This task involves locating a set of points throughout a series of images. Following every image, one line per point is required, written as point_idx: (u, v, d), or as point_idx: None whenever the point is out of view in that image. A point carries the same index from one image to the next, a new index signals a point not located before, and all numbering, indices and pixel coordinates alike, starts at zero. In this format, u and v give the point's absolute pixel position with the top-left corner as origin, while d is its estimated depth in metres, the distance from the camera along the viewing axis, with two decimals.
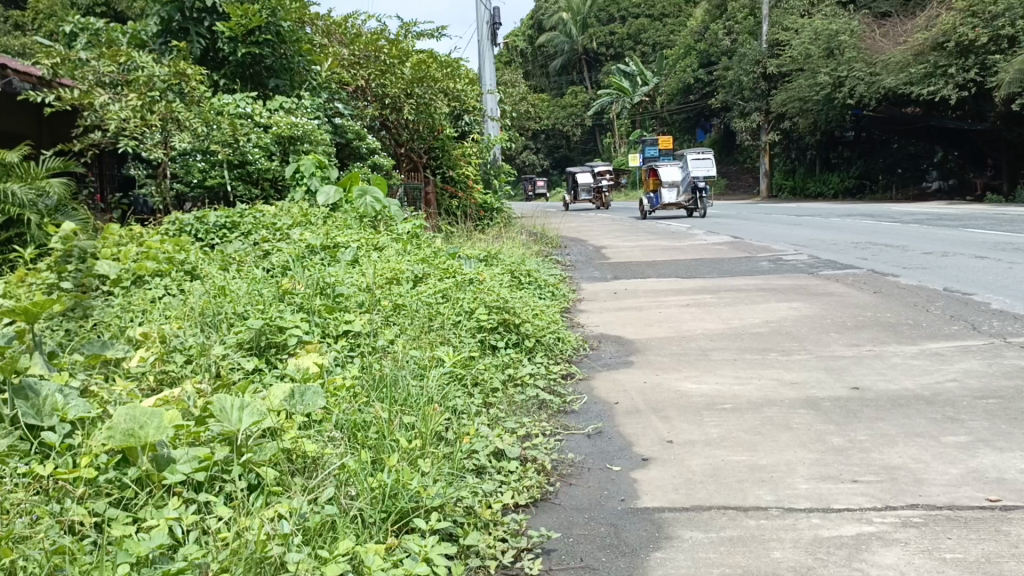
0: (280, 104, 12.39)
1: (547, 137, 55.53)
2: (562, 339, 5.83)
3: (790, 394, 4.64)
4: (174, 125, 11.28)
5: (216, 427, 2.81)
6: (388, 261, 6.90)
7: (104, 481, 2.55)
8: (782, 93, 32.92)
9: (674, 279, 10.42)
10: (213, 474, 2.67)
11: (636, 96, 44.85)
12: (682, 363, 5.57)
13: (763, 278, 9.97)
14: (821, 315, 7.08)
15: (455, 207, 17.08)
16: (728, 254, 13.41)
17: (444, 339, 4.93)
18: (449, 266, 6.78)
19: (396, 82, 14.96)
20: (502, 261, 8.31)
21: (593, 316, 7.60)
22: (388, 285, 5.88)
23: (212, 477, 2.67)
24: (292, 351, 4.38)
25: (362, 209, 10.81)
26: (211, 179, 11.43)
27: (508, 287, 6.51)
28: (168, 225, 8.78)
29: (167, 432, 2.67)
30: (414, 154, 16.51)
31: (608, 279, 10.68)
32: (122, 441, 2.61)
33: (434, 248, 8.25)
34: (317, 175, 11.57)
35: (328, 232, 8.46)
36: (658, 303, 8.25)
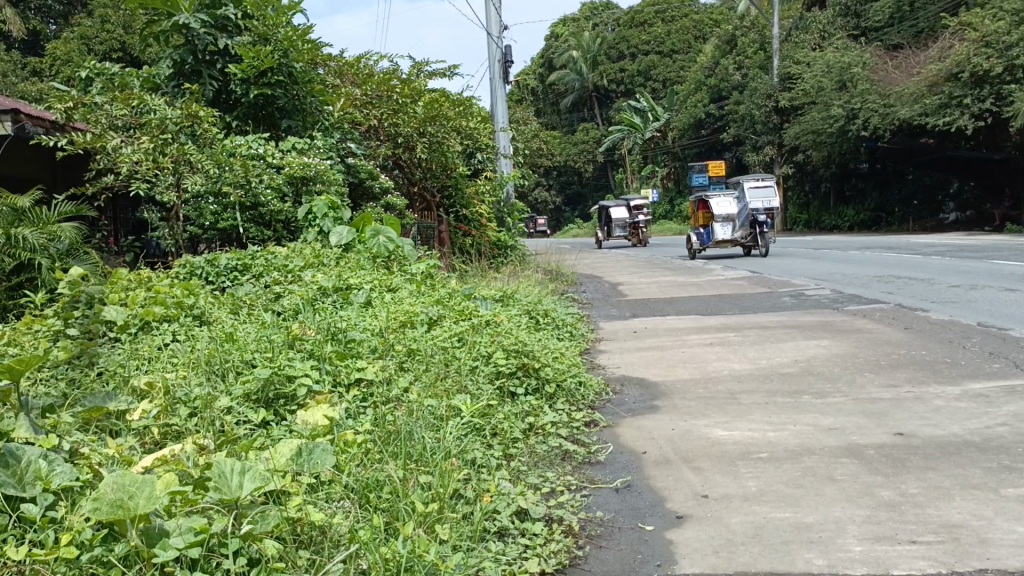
0: (292, 144, 12.34)
1: (559, 173, 55.65)
2: (583, 383, 5.57)
3: (830, 441, 4.36)
4: (186, 168, 11.27)
5: (213, 495, 2.55)
6: (401, 304, 6.70)
7: (87, 561, 2.33)
8: (794, 126, 32.82)
9: (694, 317, 10.16)
10: (208, 549, 2.41)
11: (648, 131, 44.96)
12: (710, 407, 5.29)
13: (787, 315, 9.69)
14: (853, 353, 6.79)
15: (469, 245, 16.92)
16: (748, 290, 13.13)
17: (462, 387, 4.69)
18: (465, 307, 6.56)
19: (408, 121, 14.94)
20: (518, 301, 8.09)
21: (614, 357, 7.33)
22: (402, 329, 5.66)
23: (208, 551, 2.41)
24: (301, 402, 4.15)
25: (375, 249, 10.66)
26: (223, 221, 11.31)
27: (525, 329, 6.28)
28: (179, 268, 8.63)
29: (160, 501, 2.43)
30: (427, 193, 16.43)
31: (626, 317, 10.44)
32: (109, 513, 2.37)
33: (449, 288, 8.06)
34: (330, 215, 11.45)
35: (339, 273, 8.28)
36: (680, 343, 7.98)
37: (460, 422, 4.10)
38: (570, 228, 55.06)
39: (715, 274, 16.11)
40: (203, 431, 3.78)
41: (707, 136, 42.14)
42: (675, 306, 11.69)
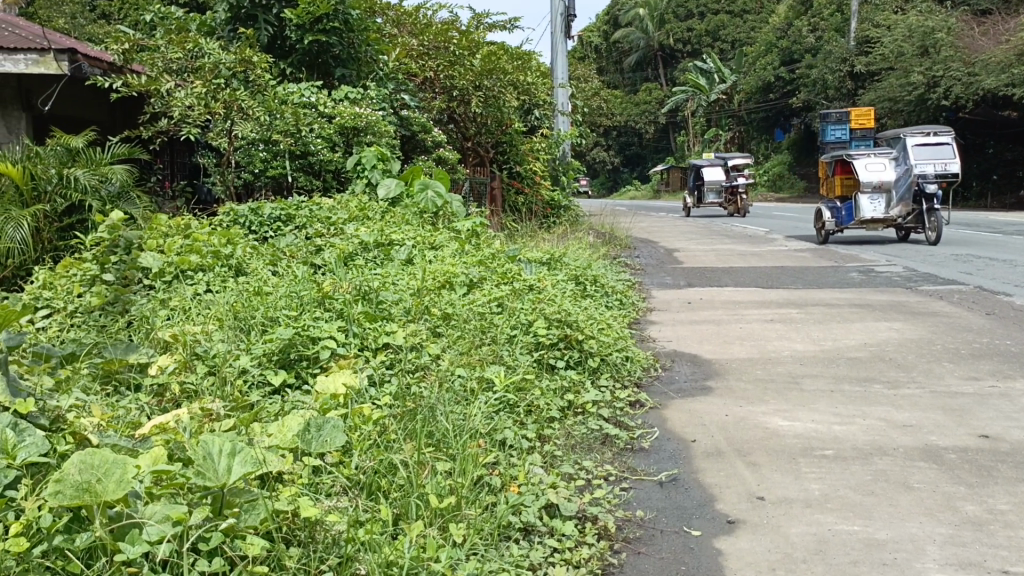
0: (346, 94, 12.01)
1: (619, 134, 54.41)
2: (631, 358, 5.18)
3: (904, 441, 3.90)
4: (238, 114, 11.04)
5: (195, 479, 2.31)
6: (442, 263, 6.37)
7: (42, 553, 2.13)
8: (870, 93, 31.26)
9: (753, 290, 9.62)
10: (183, 545, 2.22)
11: (713, 94, 43.52)
12: (769, 393, 4.85)
13: (855, 292, 9.08)
14: (928, 339, 6.23)
15: (522, 203, 16.46)
16: (812, 262, 12.46)
17: (497, 357, 4.36)
18: (509, 270, 6.19)
19: (465, 73, 14.46)
20: (567, 266, 7.69)
21: (666, 330, 6.90)
22: (440, 291, 5.34)
23: (183, 548, 2.22)
24: (323, 366, 3.88)
25: (423, 204, 10.32)
26: (272, 168, 11.11)
27: (572, 297, 5.89)
28: (223, 216, 8.45)
29: (130, 488, 2.22)
30: (482, 148, 16.00)
31: (681, 287, 9.96)
32: (74, 499, 2.19)
33: (495, 248, 7.69)
34: (378, 167, 11.10)
35: (383, 227, 7.98)
36: (738, 318, 7.48)
37: (491, 398, 3.79)
38: (627, 190, 53.95)
39: (777, 244, 15.40)
40: (216, 394, 3.55)
41: (775, 100, 40.47)
42: (733, 276, 11.13)
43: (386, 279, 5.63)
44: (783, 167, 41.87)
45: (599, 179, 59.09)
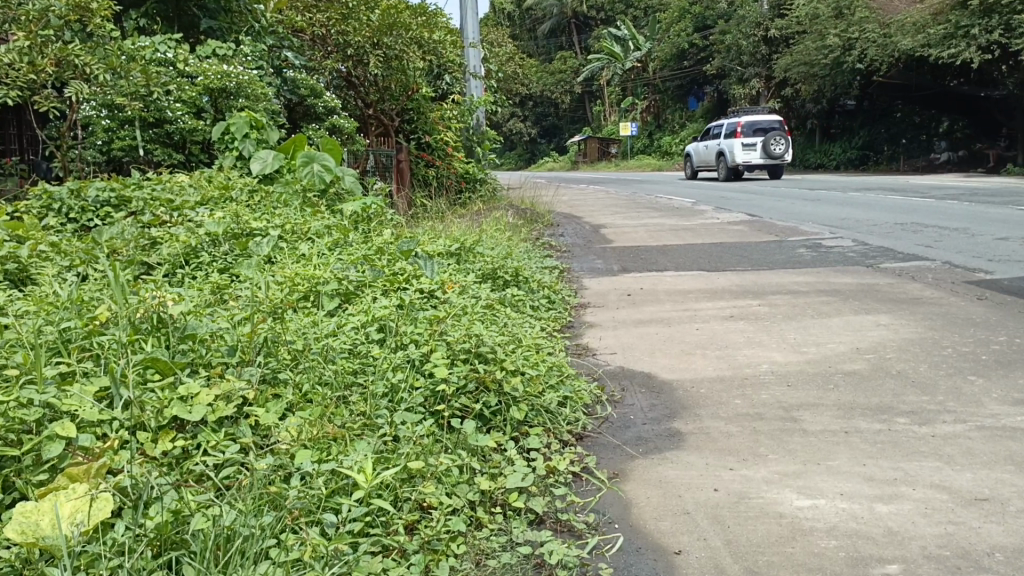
0: (213, 50, 10.13)
1: (535, 104, 52.75)
2: (569, 395, 3.68)
3: (997, 537, 2.53)
4: (71, 75, 8.91)
5: None
6: (308, 265, 4.69)
7: None
8: (785, 57, 30.51)
9: (698, 274, 8.29)
10: None
11: (628, 61, 42.45)
12: (766, 443, 3.41)
13: (813, 274, 7.84)
14: (934, 340, 4.94)
15: (433, 176, 14.65)
16: (752, 237, 11.30)
17: (368, 425, 2.81)
18: (400, 269, 4.60)
19: (360, 28, 12.65)
20: (479, 256, 6.17)
21: (608, 339, 5.44)
22: (295, 315, 3.71)
23: None
24: (50, 475, 2.26)
25: (306, 181, 8.55)
26: (119, 139, 9.12)
27: (485, 306, 4.36)
28: (33, 200, 6.51)
29: None
30: (386, 118, 14.18)
31: (614, 272, 8.59)
32: None
33: (390, 236, 6.06)
34: (251, 136, 9.09)
35: (242, 212, 6.26)
36: (691, 314, 6.08)
37: (345, 518, 2.29)
38: (544, 161, 52.27)
39: (708, 217, 14.24)
40: None
41: (691, 67, 39.78)
42: (669, 256, 9.82)
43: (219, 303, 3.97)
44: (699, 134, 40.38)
45: (515, 152, 57.13)
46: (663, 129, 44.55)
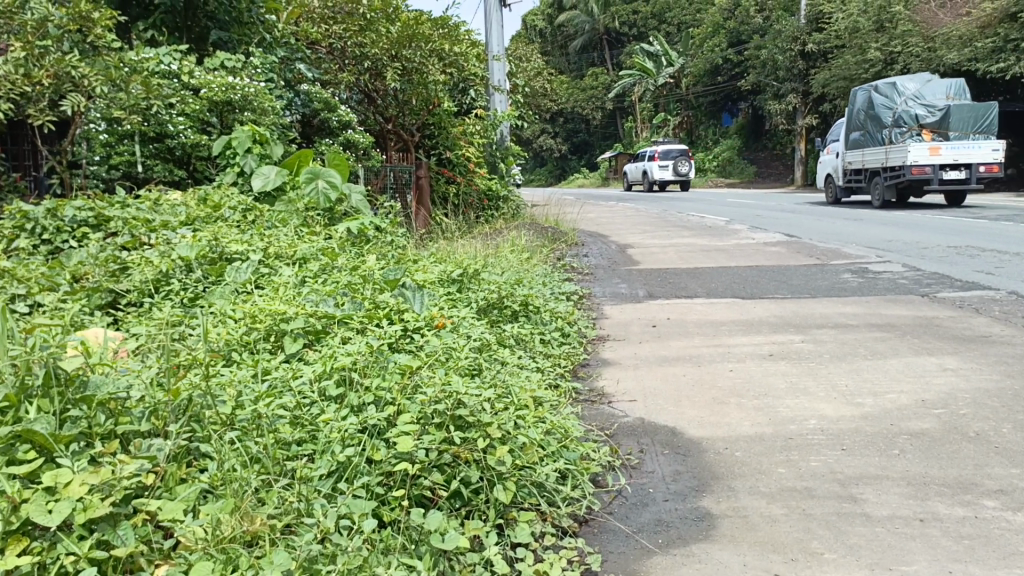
0: (222, 62, 9.58)
1: (566, 120, 52.22)
2: (572, 465, 3.01)
3: None
4: (70, 87, 8.30)
5: None
6: (278, 296, 4.08)
7: None
8: (823, 72, 29.58)
9: (731, 303, 7.55)
10: None
11: (660, 77, 41.76)
12: (820, 535, 2.71)
13: (861, 304, 7.09)
14: (1014, 392, 4.22)
15: (455, 196, 13.90)
16: (791, 260, 10.52)
17: (299, 519, 2.15)
18: (382, 302, 3.96)
19: (379, 40, 12.16)
20: (485, 284, 5.52)
21: (625, 381, 4.73)
22: (242, 365, 3.09)
23: None
24: None
25: (308, 199, 7.99)
26: (118, 155, 8.62)
27: (477, 349, 3.69)
28: (5, 220, 5.90)
29: None
30: (406, 133, 13.67)
31: (640, 298, 7.87)
32: None
33: (384, 261, 5.43)
34: (253, 151, 8.50)
35: (224, 233, 5.67)
36: (723, 352, 5.36)
37: None
38: (574, 178, 51.54)
39: (743, 237, 13.45)
40: None
41: (724, 82, 39.08)
42: (700, 281, 9.06)
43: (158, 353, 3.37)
44: (732, 150, 39.46)
45: (546, 168, 56.52)
46: (695, 146, 43.71)
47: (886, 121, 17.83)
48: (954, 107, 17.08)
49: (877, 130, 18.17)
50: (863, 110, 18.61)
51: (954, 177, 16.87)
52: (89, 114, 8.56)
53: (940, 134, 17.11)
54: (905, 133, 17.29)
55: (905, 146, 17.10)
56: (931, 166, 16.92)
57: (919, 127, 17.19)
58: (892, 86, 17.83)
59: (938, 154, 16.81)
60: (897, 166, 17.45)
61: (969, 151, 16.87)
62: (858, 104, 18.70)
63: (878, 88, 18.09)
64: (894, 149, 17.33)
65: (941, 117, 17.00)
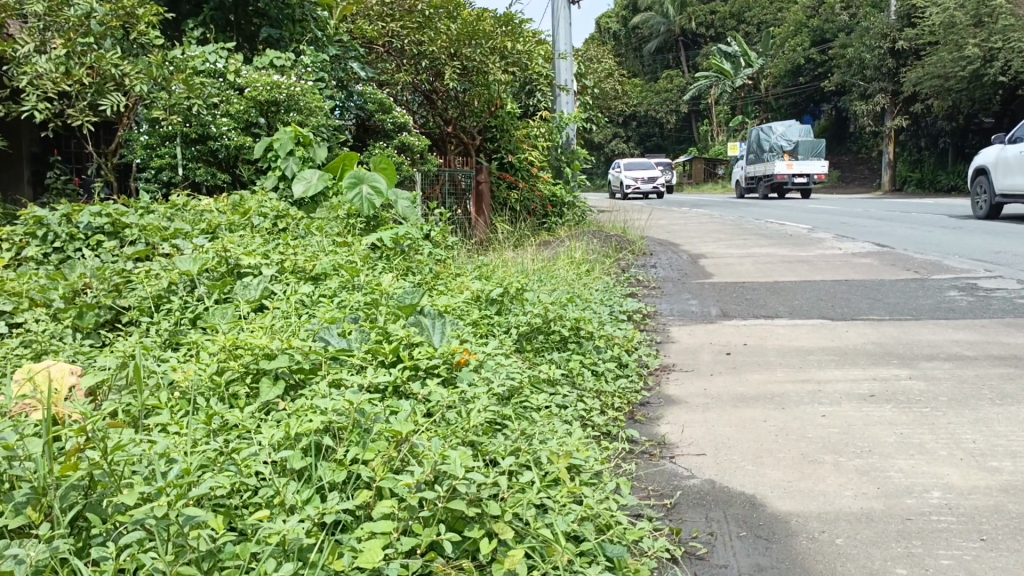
0: (271, 60, 9.16)
1: (639, 123, 50.83)
2: (615, 567, 2.21)
3: None
4: (112, 87, 8.07)
5: None
6: (275, 324, 3.44)
7: None
8: (913, 71, 27.78)
9: (818, 325, 6.62)
10: None
11: (738, 79, 40.32)
12: None
13: (976, 330, 6.08)
14: None
15: (516, 200, 13.25)
16: (884, 274, 9.45)
17: None
18: (392, 331, 3.27)
19: (437, 38, 11.65)
20: (530, 305, 4.79)
21: (692, 428, 3.91)
22: (197, 423, 2.46)
23: None
24: None
25: (347, 206, 7.40)
26: (157, 158, 8.21)
27: (499, 397, 2.96)
28: (17, 225, 5.47)
29: None
30: (466, 135, 13.11)
31: (713, 318, 7.00)
32: None
33: (412, 282, 4.76)
34: (296, 153, 7.97)
35: (242, 244, 5.10)
36: (811, 391, 4.49)
37: None
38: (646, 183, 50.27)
39: (827, 247, 12.38)
40: None
41: (805, 84, 37.50)
42: (781, 297, 8.11)
43: (114, 401, 2.77)
44: None
45: None
46: None
47: (765, 150, 26.08)
48: (802, 140, 25.18)
49: (762, 154, 26.25)
50: (756, 142, 26.94)
51: (801, 182, 24.76)
52: (137, 113, 8.35)
53: (795, 156, 25.19)
54: (768, 157, 25.85)
55: (771, 164, 25.38)
56: (788, 175, 24.95)
57: (781, 152, 25.38)
58: (767, 128, 26.06)
59: (789, 167, 24.73)
60: (770, 176, 25.65)
61: (812, 166, 24.89)
62: (753, 137, 26.80)
63: (762, 128, 26.24)
64: (766, 166, 25.54)
65: (794, 145, 25.10)
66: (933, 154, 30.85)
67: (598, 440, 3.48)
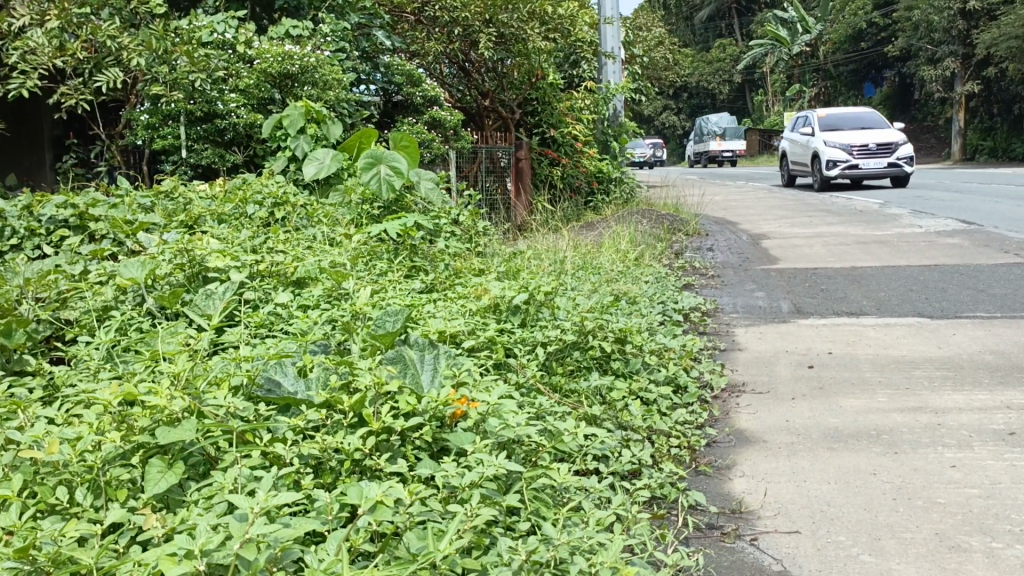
0: (286, 30, 8.32)
1: (691, 95, 48.79)
2: None
3: None
4: (111, 62, 7.31)
5: None
6: (215, 361, 2.57)
7: None
8: (987, 32, 25.61)
9: (914, 325, 5.53)
10: None
11: (795, 46, 38.28)
12: None
13: None
14: None
15: (559, 177, 12.20)
16: (979, 258, 8.22)
17: None
18: (364, 368, 2.39)
19: (472, 3, 10.66)
20: (562, 314, 3.86)
21: (775, 484, 2.95)
22: (32, 553, 1.63)
23: None
24: None
25: (362, 190, 6.54)
26: (159, 139, 7.42)
27: (501, 483, 2.08)
28: None
29: None
30: (505, 109, 12.16)
31: (785, 316, 5.97)
32: None
33: (416, 291, 3.88)
34: (307, 132, 7.11)
35: (218, 242, 4.26)
36: (929, 426, 3.46)
37: None
38: None
39: (905, 224, 11.08)
40: None
41: (867, 49, 35.45)
42: (863, 288, 7.00)
43: None
44: None
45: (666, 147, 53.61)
46: None
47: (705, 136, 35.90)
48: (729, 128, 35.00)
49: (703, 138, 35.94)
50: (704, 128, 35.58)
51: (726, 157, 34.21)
52: (140, 91, 7.62)
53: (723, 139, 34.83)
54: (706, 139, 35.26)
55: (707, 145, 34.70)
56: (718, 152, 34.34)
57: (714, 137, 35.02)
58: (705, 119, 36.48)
59: (720, 145, 34.10)
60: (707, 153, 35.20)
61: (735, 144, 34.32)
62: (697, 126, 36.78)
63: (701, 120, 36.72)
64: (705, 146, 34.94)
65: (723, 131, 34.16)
66: (1008, 122, 28.64)
67: (649, 518, 2.57)
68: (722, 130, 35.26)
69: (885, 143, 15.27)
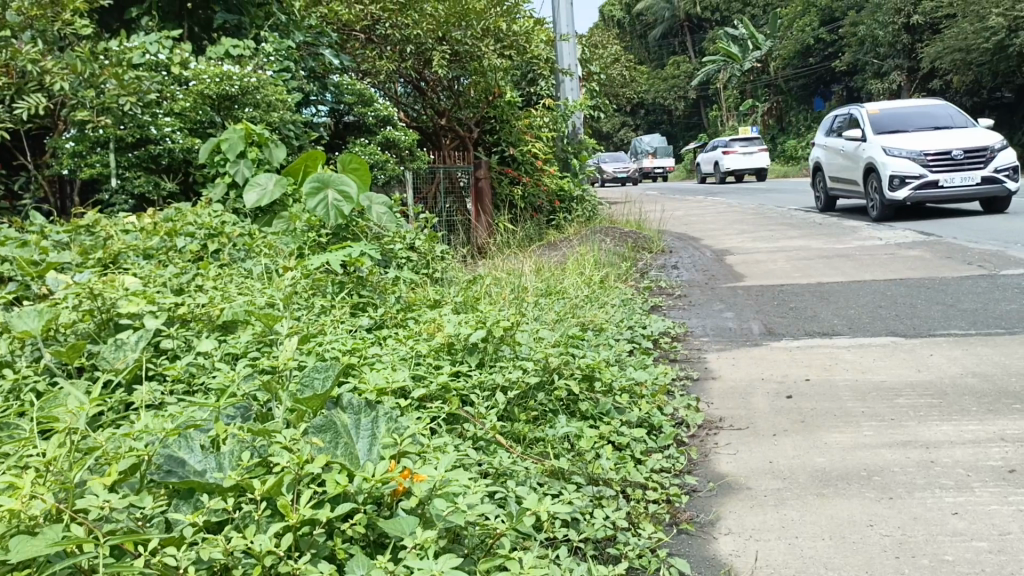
0: (226, 49, 7.91)
1: (647, 111, 49.07)
2: None
3: None
4: (32, 86, 6.83)
5: None
6: (109, 435, 2.19)
7: None
8: (932, 45, 26.08)
9: (891, 344, 5.28)
10: None
11: (747, 61, 38.75)
12: None
13: None
14: None
15: (519, 196, 11.88)
16: (945, 270, 8.08)
17: None
18: (283, 440, 1.99)
19: (423, 20, 10.37)
20: (522, 350, 3.51)
21: (765, 544, 2.62)
22: None
23: None
24: None
25: (309, 217, 6.14)
26: (88, 167, 6.95)
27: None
28: None
29: None
30: (463, 128, 11.86)
31: (756, 338, 5.70)
32: None
33: (358, 332, 3.49)
34: (248, 156, 6.70)
35: (136, 284, 3.84)
36: (922, 463, 3.15)
37: None
38: None
39: (866, 236, 10.98)
40: None
41: (817, 64, 36.00)
42: (834, 305, 6.76)
43: None
44: None
45: None
46: (786, 132, 40.17)
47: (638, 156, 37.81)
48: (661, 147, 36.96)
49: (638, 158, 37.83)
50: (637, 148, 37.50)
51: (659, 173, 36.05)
52: (66, 117, 7.14)
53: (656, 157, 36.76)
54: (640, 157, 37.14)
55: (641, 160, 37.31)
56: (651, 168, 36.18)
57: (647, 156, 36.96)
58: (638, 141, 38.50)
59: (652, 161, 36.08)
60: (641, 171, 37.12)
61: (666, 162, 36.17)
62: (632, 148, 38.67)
63: None
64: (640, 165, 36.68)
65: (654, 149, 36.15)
66: None
67: None
68: (655, 149, 37.24)
69: (973, 149, 11.23)
